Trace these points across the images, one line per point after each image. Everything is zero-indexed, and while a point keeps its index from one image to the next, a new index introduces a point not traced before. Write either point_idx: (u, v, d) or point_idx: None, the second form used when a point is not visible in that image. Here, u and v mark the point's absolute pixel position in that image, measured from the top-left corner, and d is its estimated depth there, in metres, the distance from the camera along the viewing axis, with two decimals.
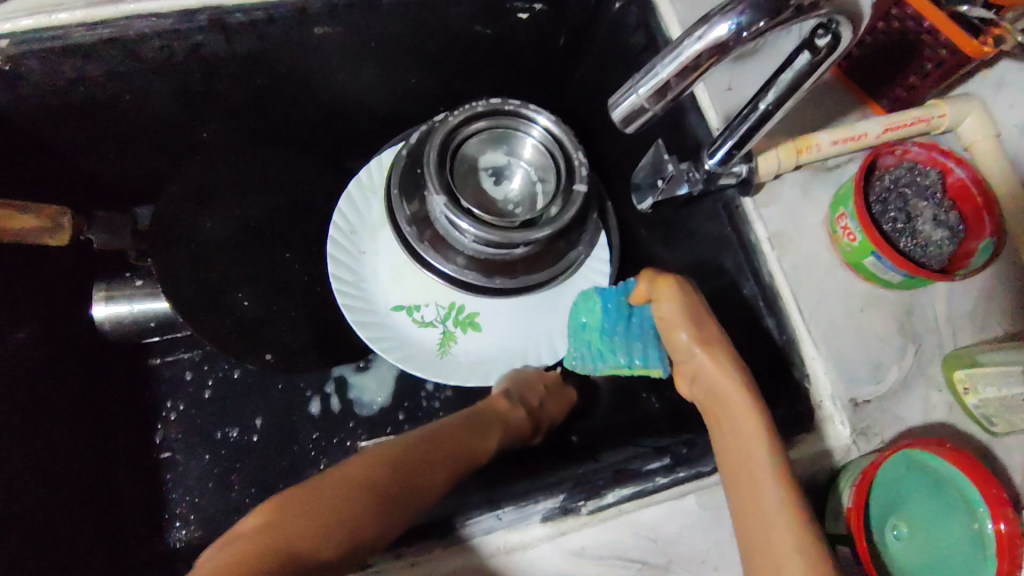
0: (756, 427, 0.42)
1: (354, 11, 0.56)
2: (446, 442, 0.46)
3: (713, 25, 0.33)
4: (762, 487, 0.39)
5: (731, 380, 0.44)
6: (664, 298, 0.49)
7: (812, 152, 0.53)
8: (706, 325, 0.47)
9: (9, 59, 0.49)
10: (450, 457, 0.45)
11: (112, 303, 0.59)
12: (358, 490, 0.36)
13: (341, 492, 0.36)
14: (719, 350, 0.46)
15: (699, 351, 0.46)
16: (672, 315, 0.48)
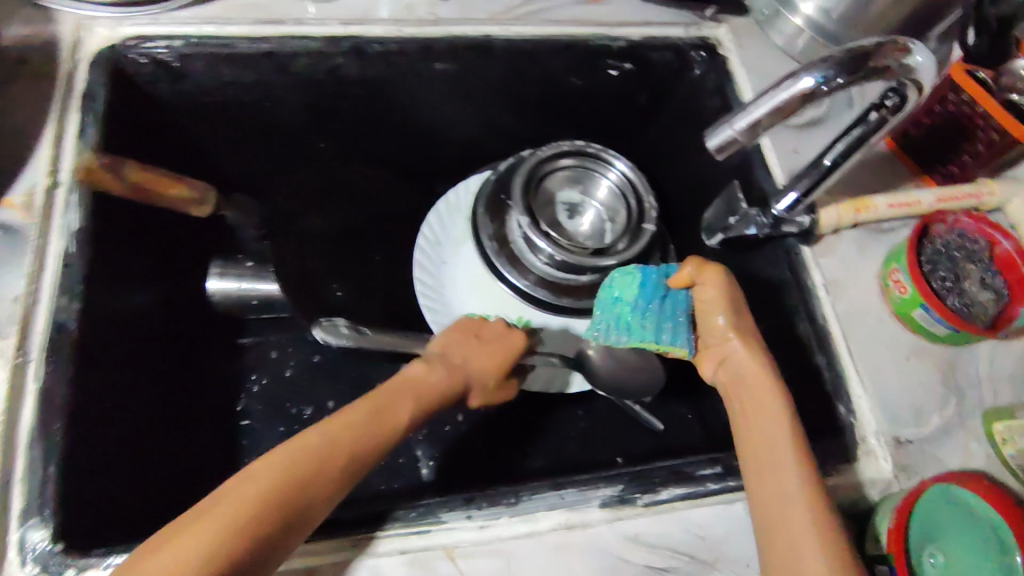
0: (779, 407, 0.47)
1: (472, 52, 0.63)
2: (351, 425, 0.45)
3: (798, 78, 0.39)
4: (781, 453, 0.44)
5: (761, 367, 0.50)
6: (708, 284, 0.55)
7: (869, 212, 0.59)
8: (741, 320, 0.54)
9: (180, 57, 0.57)
10: (350, 443, 0.44)
11: (223, 278, 0.66)
12: (314, 453, 0.41)
13: (297, 453, 0.41)
14: (753, 344, 0.52)
15: (736, 338, 0.52)
16: (715, 299, 0.54)
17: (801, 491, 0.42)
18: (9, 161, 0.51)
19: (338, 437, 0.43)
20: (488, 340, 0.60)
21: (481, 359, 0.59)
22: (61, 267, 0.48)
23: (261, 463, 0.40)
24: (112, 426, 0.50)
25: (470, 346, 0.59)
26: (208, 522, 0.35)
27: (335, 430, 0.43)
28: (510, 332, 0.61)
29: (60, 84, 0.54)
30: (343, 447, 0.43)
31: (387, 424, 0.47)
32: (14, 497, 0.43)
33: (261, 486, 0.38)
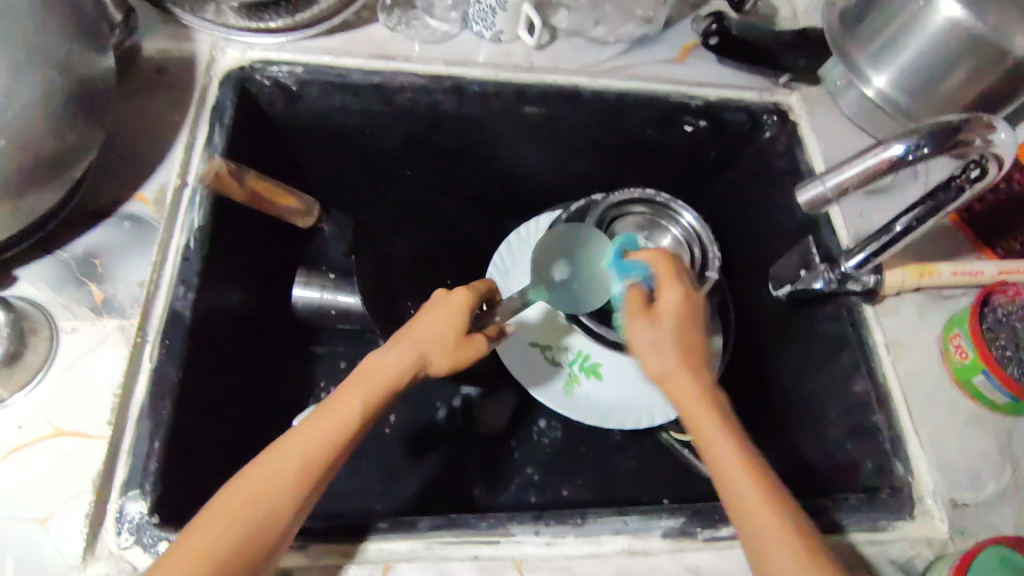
0: (716, 416, 0.46)
1: (561, 99, 0.68)
2: (351, 398, 0.43)
3: (888, 145, 0.41)
4: (746, 475, 0.43)
5: (694, 365, 0.49)
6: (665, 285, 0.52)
7: (933, 277, 0.60)
8: (698, 317, 0.51)
9: (299, 81, 0.62)
10: (354, 420, 0.43)
11: (307, 287, 0.71)
12: (283, 472, 0.40)
13: (267, 473, 0.40)
14: (696, 342, 0.50)
15: (667, 334, 0.49)
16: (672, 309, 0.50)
17: (771, 514, 0.42)
18: (142, 161, 0.56)
19: (317, 448, 0.42)
20: (435, 311, 0.48)
21: (437, 322, 0.47)
22: (181, 259, 0.52)
23: (241, 482, 0.40)
24: (205, 412, 0.53)
25: (426, 316, 0.48)
26: (220, 514, 0.39)
27: (304, 440, 0.42)
28: (453, 293, 0.49)
29: (194, 96, 0.59)
30: (329, 444, 0.42)
31: (362, 408, 0.44)
32: (119, 467, 0.45)
33: (241, 493, 0.39)
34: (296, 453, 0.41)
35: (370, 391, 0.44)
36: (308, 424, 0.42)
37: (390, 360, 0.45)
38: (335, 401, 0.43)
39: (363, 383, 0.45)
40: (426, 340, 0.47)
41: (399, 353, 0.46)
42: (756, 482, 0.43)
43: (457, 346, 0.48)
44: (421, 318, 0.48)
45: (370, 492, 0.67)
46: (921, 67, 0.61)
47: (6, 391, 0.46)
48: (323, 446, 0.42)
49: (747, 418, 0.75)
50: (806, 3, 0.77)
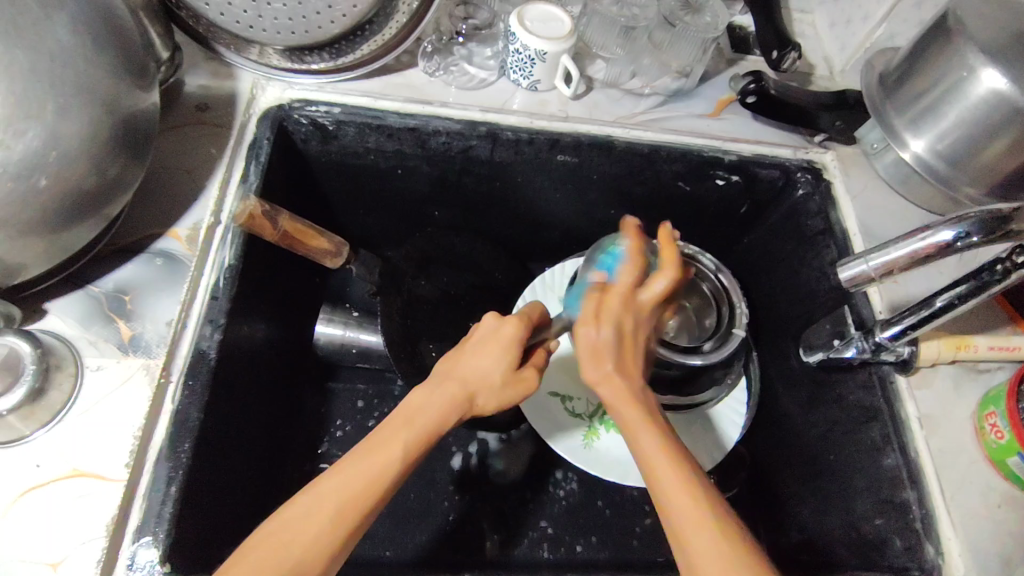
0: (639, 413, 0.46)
1: (595, 150, 0.67)
2: (396, 435, 0.41)
3: (937, 230, 0.41)
4: (669, 474, 0.43)
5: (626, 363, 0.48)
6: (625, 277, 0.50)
7: (970, 351, 0.58)
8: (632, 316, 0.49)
9: (336, 122, 0.62)
10: (399, 456, 0.41)
11: (330, 325, 0.71)
12: (317, 519, 0.38)
13: (304, 522, 0.38)
14: (633, 337, 0.49)
15: (605, 339, 0.48)
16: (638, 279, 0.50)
17: (692, 512, 0.41)
18: (178, 197, 0.56)
19: (362, 488, 0.39)
20: (483, 344, 0.46)
21: (485, 358, 0.46)
22: (209, 298, 0.52)
23: (271, 530, 0.38)
24: (222, 453, 0.52)
25: (474, 350, 0.46)
26: (258, 562, 0.36)
27: (339, 484, 0.39)
28: (503, 324, 0.47)
29: (232, 134, 0.60)
30: (370, 485, 0.39)
31: (408, 446, 0.41)
32: (133, 511, 0.45)
33: (280, 540, 0.37)
34: (331, 500, 0.38)
35: (414, 431, 0.42)
36: (344, 468, 0.40)
37: (436, 398, 0.43)
38: (378, 438, 0.41)
39: (407, 422, 0.42)
40: (471, 375, 0.45)
41: (443, 389, 0.44)
42: (678, 480, 0.42)
43: (507, 381, 0.46)
44: (469, 352, 0.46)
45: (379, 538, 0.66)
46: (961, 137, 0.58)
47: (29, 427, 0.45)
48: (361, 492, 0.39)
49: (769, 481, 0.73)
50: (843, 63, 0.77)
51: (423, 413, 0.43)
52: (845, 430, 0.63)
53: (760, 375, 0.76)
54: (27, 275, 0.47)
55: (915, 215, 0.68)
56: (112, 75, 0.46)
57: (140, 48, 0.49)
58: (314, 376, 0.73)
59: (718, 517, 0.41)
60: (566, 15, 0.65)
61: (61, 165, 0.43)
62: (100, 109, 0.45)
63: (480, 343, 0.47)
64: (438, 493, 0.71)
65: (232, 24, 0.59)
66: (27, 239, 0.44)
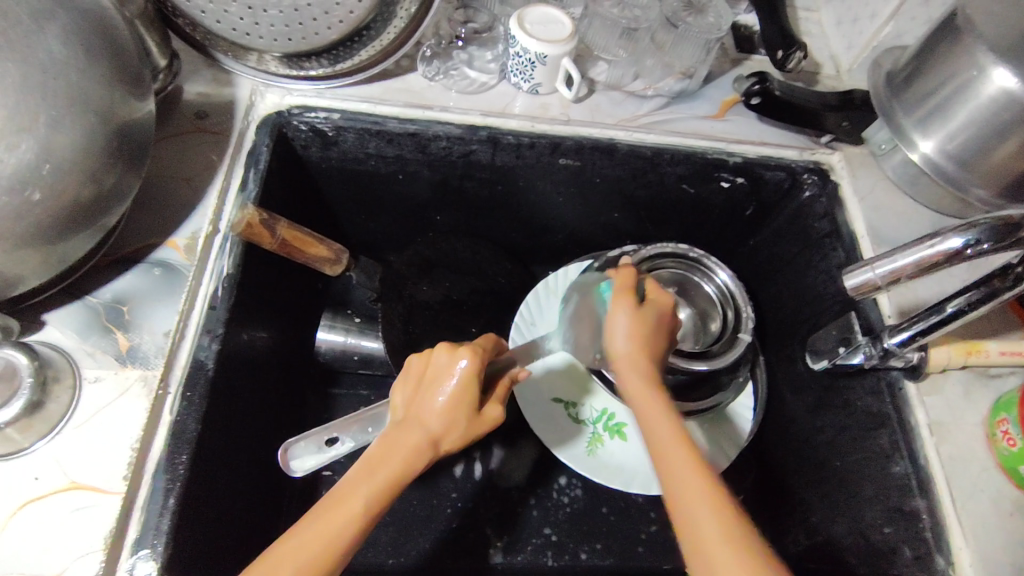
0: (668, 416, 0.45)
1: (596, 152, 0.66)
2: (356, 490, 0.41)
3: (945, 238, 0.40)
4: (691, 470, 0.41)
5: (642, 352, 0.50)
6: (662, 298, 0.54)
7: (981, 355, 0.57)
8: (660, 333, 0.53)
9: (335, 127, 0.62)
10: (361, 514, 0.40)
11: (331, 331, 0.71)
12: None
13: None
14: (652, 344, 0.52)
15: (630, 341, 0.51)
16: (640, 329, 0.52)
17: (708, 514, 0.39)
18: (178, 206, 0.56)
19: (321, 548, 0.38)
20: (439, 385, 0.46)
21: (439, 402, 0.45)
22: (208, 308, 0.52)
23: None
24: (221, 462, 0.52)
25: (435, 386, 0.46)
26: None
27: (303, 541, 0.38)
28: (455, 362, 0.46)
29: (231, 141, 0.60)
30: (333, 545, 0.39)
31: (367, 502, 0.40)
32: (132, 524, 0.45)
33: None
34: (291, 558, 0.38)
35: (375, 483, 0.41)
36: (307, 521, 0.39)
37: (398, 448, 0.43)
38: (342, 492, 0.41)
39: (369, 475, 0.41)
40: (432, 423, 0.44)
41: (401, 437, 0.44)
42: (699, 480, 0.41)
43: (471, 421, 0.46)
44: (430, 390, 0.46)
45: (380, 544, 0.66)
46: (971, 135, 0.57)
47: (26, 439, 0.45)
48: (322, 547, 0.38)
49: (777, 488, 0.71)
50: (850, 61, 0.76)
51: (384, 464, 0.42)
52: (854, 436, 0.62)
53: (767, 379, 0.75)
54: (23, 287, 0.46)
55: (926, 216, 0.66)
56: (105, 85, 0.45)
57: (135, 57, 0.49)
58: (316, 382, 0.73)
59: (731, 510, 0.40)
60: (566, 17, 0.64)
61: (53, 177, 0.42)
62: (94, 121, 0.44)
63: (436, 383, 0.46)
64: (442, 501, 0.70)
65: (229, 31, 0.59)
66: (23, 252, 0.43)
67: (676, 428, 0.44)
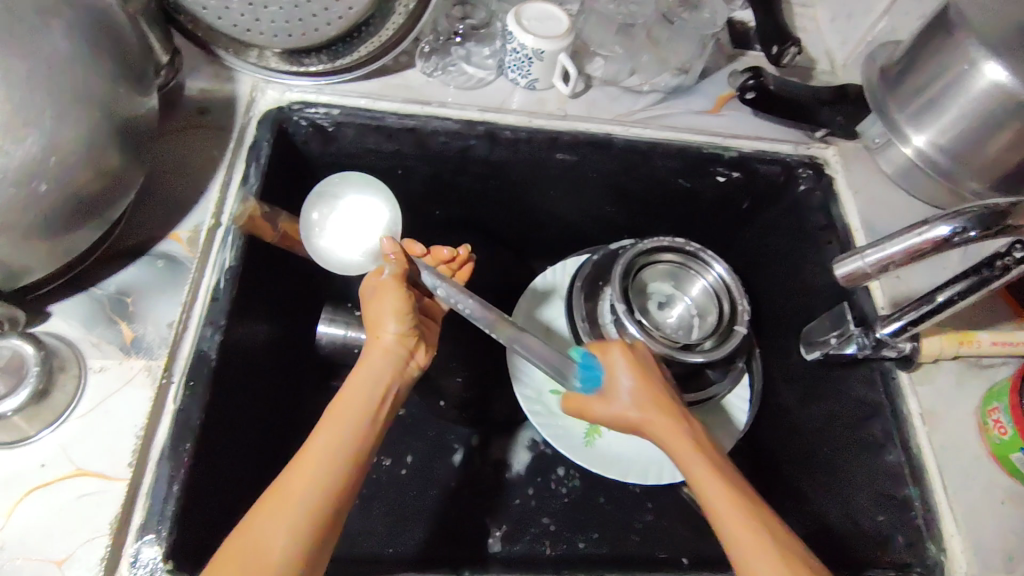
0: (715, 475, 0.47)
1: (593, 147, 0.67)
2: (337, 418, 0.46)
3: (933, 226, 0.41)
4: (733, 519, 0.44)
5: (657, 399, 0.52)
6: (610, 358, 0.55)
7: (972, 346, 0.58)
8: (654, 381, 0.54)
9: (335, 123, 0.63)
10: (345, 442, 0.44)
11: (332, 325, 0.71)
12: (290, 509, 0.40)
13: (272, 519, 0.40)
14: (655, 393, 0.53)
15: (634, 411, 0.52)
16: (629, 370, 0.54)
17: (756, 544, 0.43)
18: (181, 200, 0.57)
19: (321, 480, 0.42)
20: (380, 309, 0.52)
21: (384, 317, 0.52)
22: (210, 299, 0.53)
23: (244, 542, 0.40)
24: (226, 453, 0.53)
25: (379, 330, 0.52)
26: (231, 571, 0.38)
27: (294, 498, 0.41)
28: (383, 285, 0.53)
29: (232, 136, 0.61)
30: (334, 472, 0.43)
31: (349, 435, 0.45)
32: (137, 509, 0.45)
33: (253, 542, 0.39)
34: (300, 487, 0.41)
35: (353, 420, 0.46)
36: (301, 468, 0.42)
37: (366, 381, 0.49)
38: (330, 426, 0.45)
39: (346, 413, 0.46)
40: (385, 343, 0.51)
41: (371, 367, 0.50)
42: (730, 503, 0.45)
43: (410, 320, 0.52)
44: (376, 335, 0.52)
45: (381, 534, 0.67)
46: (964, 130, 0.58)
47: (33, 428, 0.46)
48: (319, 478, 0.42)
49: (772, 479, 0.72)
50: (844, 57, 0.77)
51: (357, 389, 0.48)
52: (847, 426, 0.62)
53: (762, 371, 0.76)
54: (28, 279, 0.47)
55: (918, 209, 0.67)
56: (109, 81, 0.46)
57: (137, 52, 0.50)
58: (316, 375, 0.74)
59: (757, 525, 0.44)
60: (563, 14, 0.65)
61: (59, 170, 0.43)
62: (98, 115, 0.45)
63: (381, 310, 0.52)
64: (442, 491, 0.71)
65: (230, 28, 0.59)
66: (29, 243, 0.44)
67: (719, 478, 0.47)
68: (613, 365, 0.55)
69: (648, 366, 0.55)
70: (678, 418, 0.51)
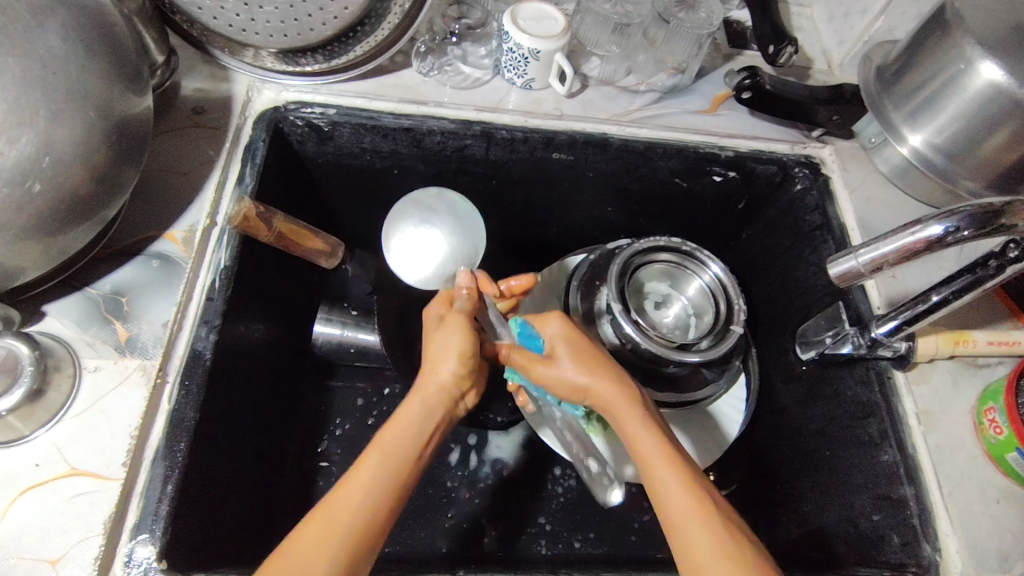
0: (655, 441, 0.48)
1: (589, 147, 0.67)
2: (388, 441, 0.45)
3: (927, 225, 0.41)
4: (681, 488, 0.45)
5: (600, 368, 0.53)
6: (543, 323, 0.56)
7: (968, 346, 0.58)
8: (591, 347, 0.55)
9: (331, 123, 0.63)
10: (395, 468, 0.44)
11: (328, 324, 0.73)
12: (331, 533, 0.40)
13: (311, 541, 0.40)
14: (596, 360, 0.54)
15: (580, 376, 0.53)
16: (568, 339, 0.55)
17: (695, 511, 0.44)
18: (176, 199, 0.57)
19: (365, 503, 0.42)
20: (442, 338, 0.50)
21: (448, 347, 0.50)
22: (206, 299, 0.53)
23: (284, 559, 0.40)
24: (220, 453, 0.53)
25: (438, 365, 0.49)
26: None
27: (339, 520, 0.41)
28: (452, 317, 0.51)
29: (228, 136, 0.61)
30: (381, 497, 0.43)
31: (401, 461, 0.44)
32: (130, 509, 0.45)
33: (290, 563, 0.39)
34: (342, 511, 0.41)
35: (404, 446, 0.45)
36: (346, 489, 0.42)
37: (420, 404, 0.48)
38: (380, 449, 0.45)
39: (401, 437, 0.46)
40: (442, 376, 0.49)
41: (423, 395, 0.48)
42: (673, 471, 0.46)
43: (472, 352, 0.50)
44: (433, 369, 0.49)
45: (377, 534, 0.67)
46: (959, 129, 0.58)
47: (28, 427, 0.46)
48: (365, 500, 0.42)
49: (769, 478, 0.72)
50: (841, 56, 0.77)
51: (411, 414, 0.47)
52: (843, 425, 0.62)
53: (759, 371, 0.76)
54: (23, 278, 0.47)
55: (914, 209, 0.67)
56: (103, 80, 0.46)
57: (132, 52, 0.50)
58: (313, 375, 0.74)
59: (698, 489, 0.45)
60: (560, 14, 0.66)
61: (55, 170, 0.43)
62: (92, 115, 0.45)
63: (443, 339, 0.50)
64: (437, 491, 0.71)
65: (226, 27, 0.60)
66: (23, 243, 0.44)
67: (665, 445, 0.48)
68: (550, 333, 0.56)
69: (584, 334, 0.56)
70: (621, 384, 0.52)
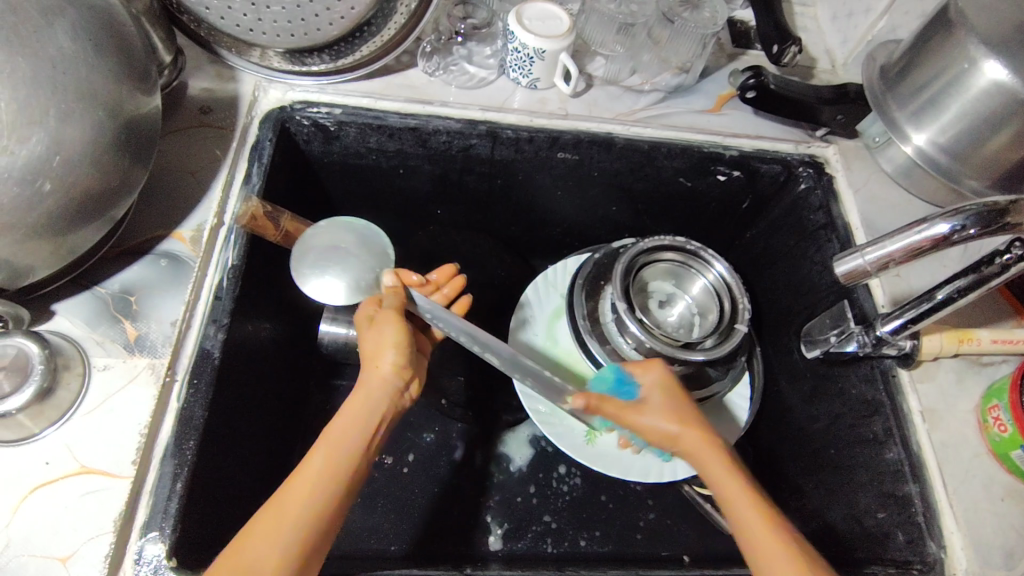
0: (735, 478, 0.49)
1: (593, 146, 0.67)
2: (336, 432, 0.46)
3: (932, 224, 0.41)
4: (764, 528, 0.46)
5: (683, 413, 0.53)
6: (640, 370, 0.56)
7: (972, 344, 0.58)
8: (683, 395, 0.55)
9: (337, 122, 0.63)
10: (343, 462, 0.44)
11: (333, 324, 0.69)
12: (284, 525, 0.40)
13: (264, 532, 0.40)
14: (686, 409, 0.54)
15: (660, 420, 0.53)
16: (666, 390, 0.55)
17: (780, 541, 0.45)
18: (184, 199, 0.58)
19: (315, 495, 0.42)
20: (378, 334, 0.50)
21: (378, 341, 0.50)
22: (213, 298, 0.53)
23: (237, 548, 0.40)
24: (228, 452, 0.53)
25: (377, 359, 0.50)
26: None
27: (286, 514, 0.41)
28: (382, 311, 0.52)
29: (234, 136, 0.61)
30: (331, 488, 0.43)
31: (348, 453, 0.45)
32: (140, 506, 0.46)
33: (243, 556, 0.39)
34: (293, 504, 0.41)
35: (351, 440, 0.45)
36: (296, 481, 0.43)
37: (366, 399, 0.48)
38: (329, 442, 0.45)
39: (347, 430, 0.46)
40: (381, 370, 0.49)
41: (366, 390, 0.49)
42: (752, 510, 0.47)
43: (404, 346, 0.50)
44: (373, 363, 0.50)
45: (383, 533, 0.67)
46: (963, 128, 0.58)
47: (37, 425, 0.46)
48: (315, 490, 0.42)
49: (773, 476, 0.72)
50: (845, 56, 0.77)
51: (357, 411, 0.47)
52: (848, 424, 0.62)
53: (763, 370, 0.76)
54: (32, 277, 0.48)
55: (918, 208, 0.68)
56: (111, 80, 0.46)
57: (141, 52, 0.50)
58: (319, 374, 0.74)
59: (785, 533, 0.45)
60: (564, 13, 0.66)
61: (64, 170, 0.44)
62: (101, 115, 0.45)
63: (374, 334, 0.51)
64: (443, 490, 0.71)
65: (233, 28, 0.60)
66: (33, 242, 0.45)
67: (744, 483, 0.49)
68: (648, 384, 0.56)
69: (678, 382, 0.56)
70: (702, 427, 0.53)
